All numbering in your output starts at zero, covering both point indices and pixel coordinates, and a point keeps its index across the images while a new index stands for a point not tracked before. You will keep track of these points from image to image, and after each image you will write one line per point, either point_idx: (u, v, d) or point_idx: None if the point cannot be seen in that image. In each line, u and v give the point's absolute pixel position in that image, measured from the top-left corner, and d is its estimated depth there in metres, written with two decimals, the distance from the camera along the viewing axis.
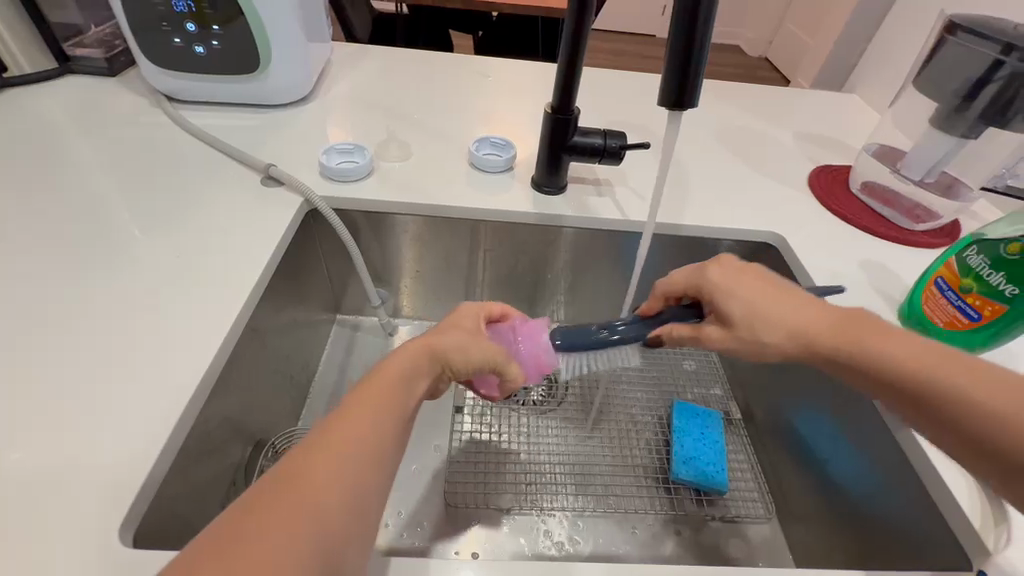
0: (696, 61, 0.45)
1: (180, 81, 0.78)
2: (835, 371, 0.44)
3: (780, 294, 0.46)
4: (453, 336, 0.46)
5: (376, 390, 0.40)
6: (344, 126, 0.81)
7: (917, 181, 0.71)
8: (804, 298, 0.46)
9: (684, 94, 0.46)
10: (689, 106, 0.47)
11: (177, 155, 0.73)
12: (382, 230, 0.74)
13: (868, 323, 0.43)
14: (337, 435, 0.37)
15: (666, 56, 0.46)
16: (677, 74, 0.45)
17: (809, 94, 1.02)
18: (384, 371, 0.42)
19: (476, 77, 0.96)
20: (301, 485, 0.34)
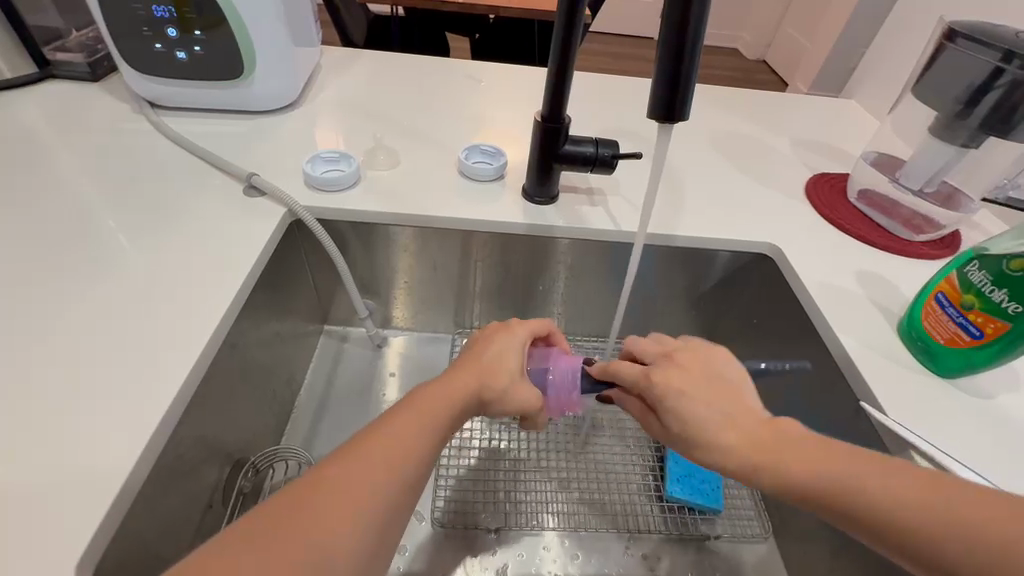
0: (687, 72, 0.43)
1: (164, 87, 0.76)
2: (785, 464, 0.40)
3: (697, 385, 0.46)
4: (499, 382, 0.47)
5: (406, 414, 0.41)
6: (331, 133, 0.79)
7: (917, 190, 0.70)
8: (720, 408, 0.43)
9: (675, 104, 0.44)
10: (680, 119, 0.45)
11: (157, 162, 0.71)
12: (368, 241, 0.72)
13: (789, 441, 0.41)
14: (359, 465, 0.37)
15: (656, 67, 0.44)
16: (667, 86, 0.44)
17: (806, 100, 1.01)
18: (427, 395, 0.43)
19: (468, 83, 0.94)
20: (320, 502, 0.34)
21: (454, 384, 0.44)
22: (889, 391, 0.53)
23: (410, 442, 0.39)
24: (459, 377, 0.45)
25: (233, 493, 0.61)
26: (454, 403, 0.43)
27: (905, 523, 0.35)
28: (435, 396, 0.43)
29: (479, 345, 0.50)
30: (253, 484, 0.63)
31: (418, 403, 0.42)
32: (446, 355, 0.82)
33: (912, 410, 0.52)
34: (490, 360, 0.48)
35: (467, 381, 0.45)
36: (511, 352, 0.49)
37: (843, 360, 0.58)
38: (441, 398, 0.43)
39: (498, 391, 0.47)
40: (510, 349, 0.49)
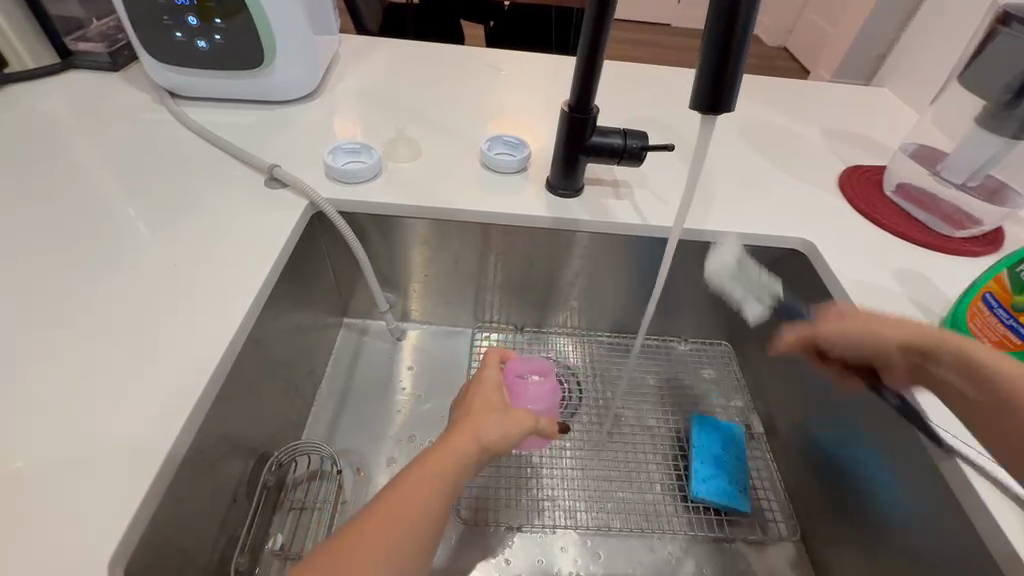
0: (734, 60, 0.41)
1: (183, 77, 0.75)
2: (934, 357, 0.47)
3: (895, 322, 0.49)
4: (495, 425, 0.47)
5: (419, 470, 0.43)
6: (350, 123, 0.78)
7: (959, 184, 0.67)
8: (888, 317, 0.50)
9: (720, 95, 0.42)
10: (725, 110, 0.43)
11: (178, 153, 0.71)
12: (389, 234, 0.71)
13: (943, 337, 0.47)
14: (384, 523, 0.39)
15: (699, 56, 0.42)
16: (712, 75, 0.41)
17: (838, 88, 0.97)
18: (443, 450, 0.44)
19: (488, 71, 0.92)
20: (366, 537, 0.38)
21: (465, 438, 0.45)
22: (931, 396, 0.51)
23: (431, 491, 0.41)
24: (457, 436, 0.45)
25: (258, 486, 0.61)
26: (463, 456, 0.44)
27: None
28: (447, 453, 0.44)
29: (468, 400, 0.50)
30: (276, 478, 0.64)
31: (437, 454, 0.43)
32: (464, 348, 0.82)
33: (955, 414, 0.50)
34: (485, 416, 0.48)
35: (465, 435, 0.45)
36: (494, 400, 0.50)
37: None
38: (453, 452, 0.44)
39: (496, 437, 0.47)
40: (490, 394, 0.50)
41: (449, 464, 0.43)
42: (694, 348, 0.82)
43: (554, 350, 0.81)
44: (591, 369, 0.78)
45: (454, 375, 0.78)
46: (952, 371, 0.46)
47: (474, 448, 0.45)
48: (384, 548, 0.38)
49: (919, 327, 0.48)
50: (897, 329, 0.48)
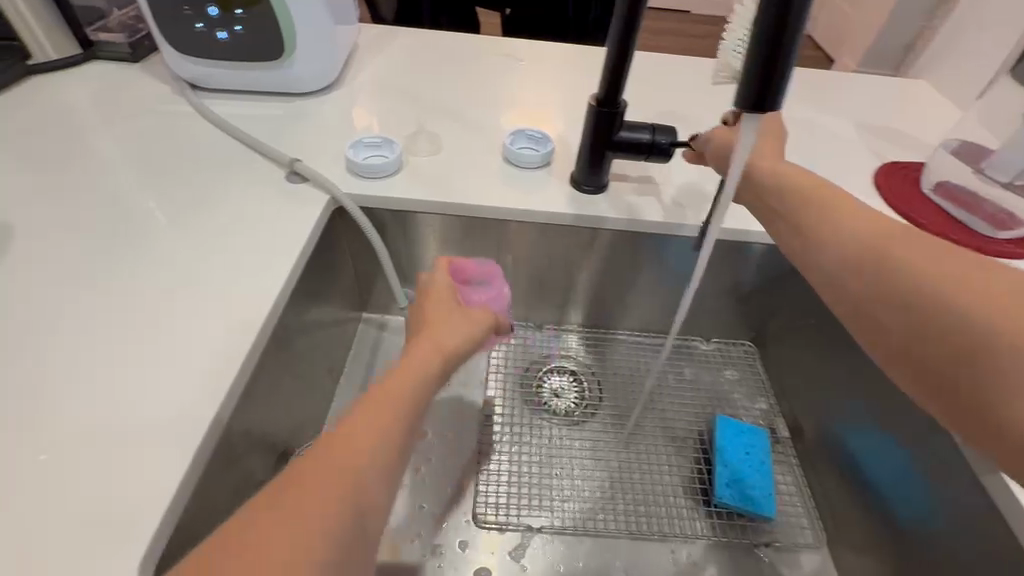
0: (787, 53, 0.38)
1: (204, 68, 0.74)
2: (831, 223, 0.46)
3: (800, 175, 0.51)
4: (452, 331, 0.48)
5: (362, 411, 0.39)
6: (370, 117, 0.77)
7: (1006, 183, 0.65)
8: (812, 179, 0.50)
9: (767, 92, 0.40)
10: (771, 108, 0.41)
11: (198, 146, 0.70)
12: (409, 229, 0.70)
13: (863, 213, 0.45)
14: (341, 448, 0.36)
15: (747, 50, 0.40)
16: (761, 69, 0.39)
17: (874, 80, 0.93)
18: (392, 380, 0.42)
19: (509, 62, 0.90)
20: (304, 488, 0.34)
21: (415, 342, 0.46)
22: None
23: (382, 442, 0.37)
24: (415, 353, 0.45)
25: None
26: (431, 365, 0.44)
27: (948, 303, 0.37)
28: (397, 385, 0.41)
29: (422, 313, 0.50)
30: None
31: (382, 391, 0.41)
32: None
33: None
34: (436, 321, 0.49)
35: (424, 348, 0.46)
36: (446, 311, 0.50)
37: None
38: (409, 376, 0.42)
39: (453, 347, 0.47)
40: (444, 303, 0.51)
41: (406, 385, 0.42)
42: (716, 349, 0.79)
43: (573, 349, 0.79)
44: (611, 369, 0.77)
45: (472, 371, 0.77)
46: (848, 245, 0.44)
47: (435, 356, 0.45)
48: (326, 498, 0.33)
49: (832, 194, 0.48)
50: (794, 176, 0.51)
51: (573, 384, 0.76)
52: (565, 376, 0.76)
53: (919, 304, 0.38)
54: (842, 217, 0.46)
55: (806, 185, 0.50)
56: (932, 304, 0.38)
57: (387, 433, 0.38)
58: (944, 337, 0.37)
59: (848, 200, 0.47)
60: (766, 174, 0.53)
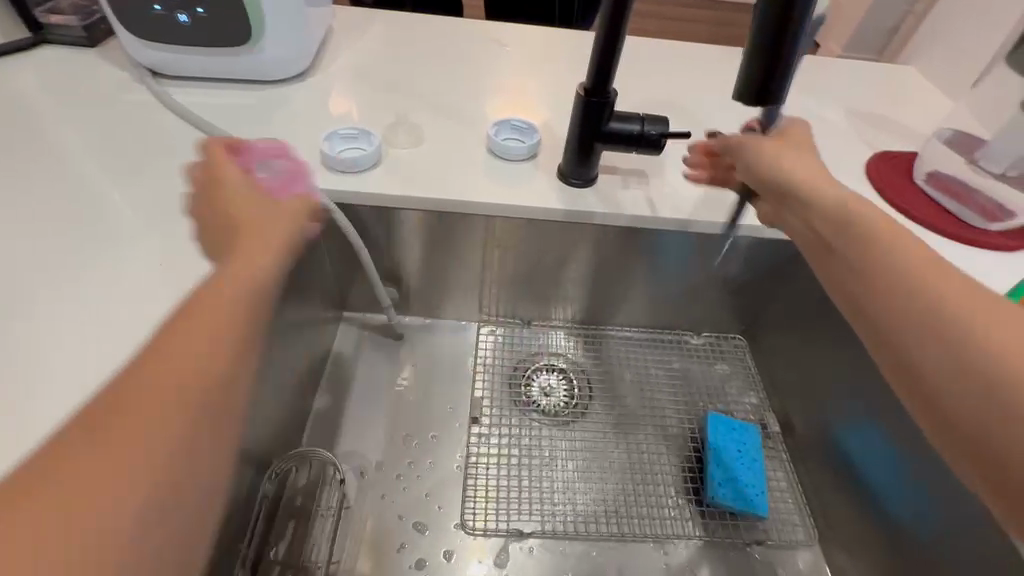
0: (792, 39, 0.38)
1: (165, 54, 0.69)
2: (854, 234, 0.41)
3: (810, 166, 0.47)
4: (267, 222, 0.38)
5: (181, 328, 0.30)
6: (346, 106, 0.73)
7: (998, 174, 0.63)
8: (836, 184, 0.45)
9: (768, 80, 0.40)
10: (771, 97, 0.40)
11: (160, 138, 0.65)
12: (390, 226, 0.67)
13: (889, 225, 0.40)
14: (144, 395, 0.27)
15: (748, 36, 0.39)
16: (765, 54, 0.39)
17: (864, 67, 0.91)
18: (210, 292, 0.32)
19: (492, 47, 0.86)
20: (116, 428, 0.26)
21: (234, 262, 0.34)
22: None
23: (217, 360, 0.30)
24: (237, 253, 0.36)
25: (258, 497, 0.59)
26: (265, 262, 0.35)
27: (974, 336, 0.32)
28: (219, 292, 0.32)
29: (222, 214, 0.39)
30: (275, 487, 0.61)
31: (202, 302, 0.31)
32: (466, 344, 0.77)
33: None
34: (259, 229, 0.38)
35: (242, 246, 0.36)
36: (240, 198, 0.40)
37: None
38: (240, 277, 0.34)
39: (276, 236, 0.38)
40: (242, 195, 0.40)
41: (232, 290, 0.32)
42: (706, 343, 0.78)
43: (562, 346, 0.77)
44: (601, 366, 0.75)
45: (459, 371, 0.75)
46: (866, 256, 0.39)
47: (265, 251, 0.36)
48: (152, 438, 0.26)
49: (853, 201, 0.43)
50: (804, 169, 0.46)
51: (563, 381, 0.74)
52: (554, 374, 0.74)
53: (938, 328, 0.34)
54: (865, 225, 0.40)
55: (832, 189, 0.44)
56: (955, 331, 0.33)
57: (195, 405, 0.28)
58: (968, 371, 0.32)
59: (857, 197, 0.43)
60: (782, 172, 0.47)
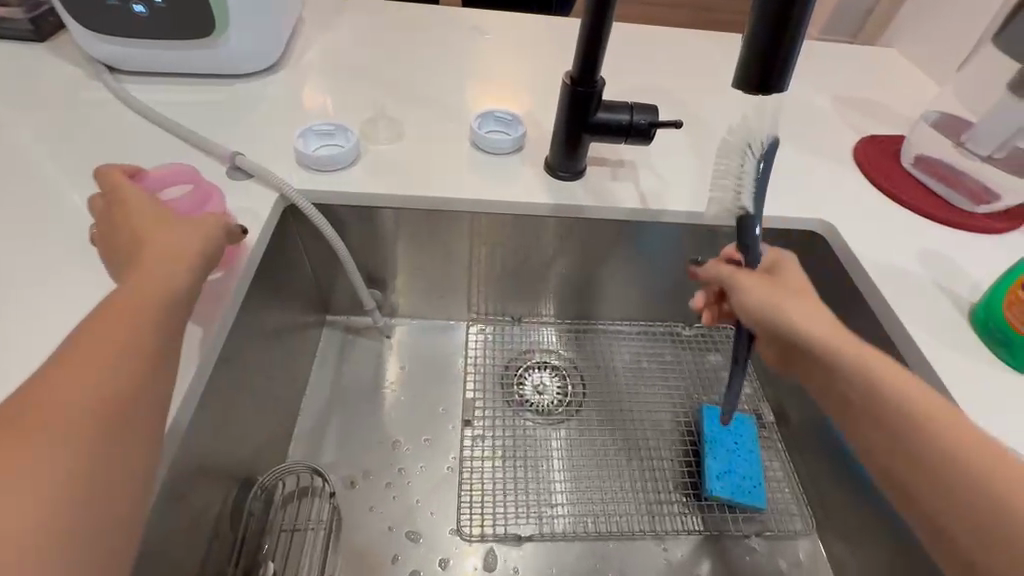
0: (795, 23, 0.36)
1: (123, 49, 0.65)
2: (852, 370, 0.40)
3: (813, 311, 0.44)
4: (180, 232, 0.40)
5: (93, 332, 0.33)
6: (320, 100, 0.69)
7: (984, 156, 0.63)
8: (825, 313, 0.44)
9: (769, 69, 0.38)
10: (773, 86, 0.38)
11: (120, 137, 0.61)
12: (372, 226, 0.64)
13: (885, 362, 0.40)
14: (66, 387, 0.30)
15: (748, 22, 0.38)
16: (766, 40, 0.37)
17: (846, 51, 0.91)
18: (122, 302, 0.35)
19: (471, 36, 0.83)
20: (38, 416, 0.29)
21: (137, 274, 0.37)
22: (973, 395, 0.48)
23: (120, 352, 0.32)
24: (148, 263, 0.37)
25: (243, 516, 0.56)
26: (180, 274, 0.38)
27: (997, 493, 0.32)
28: (128, 304, 0.35)
29: (127, 228, 0.40)
30: (262, 504, 0.58)
31: (110, 313, 0.34)
32: (454, 344, 0.75)
33: (990, 410, 0.47)
34: (161, 240, 0.39)
35: (157, 259, 0.38)
36: (145, 207, 0.42)
37: (911, 357, 0.52)
38: (148, 290, 0.36)
39: (199, 248, 0.40)
40: (143, 205, 0.42)
41: (142, 301, 0.35)
42: (699, 333, 0.77)
43: (554, 342, 0.76)
44: (594, 362, 0.74)
45: (449, 371, 0.73)
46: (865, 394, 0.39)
47: (178, 262, 0.38)
48: (74, 419, 0.29)
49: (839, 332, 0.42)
50: (813, 319, 0.42)
51: (555, 377, 0.72)
52: (546, 370, 0.73)
53: (955, 476, 0.34)
54: (861, 361, 0.40)
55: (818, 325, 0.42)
56: (976, 481, 0.33)
57: (112, 402, 0.31)
58: (987, 525, 0.32)
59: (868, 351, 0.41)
60: (768, 309, 0.44)
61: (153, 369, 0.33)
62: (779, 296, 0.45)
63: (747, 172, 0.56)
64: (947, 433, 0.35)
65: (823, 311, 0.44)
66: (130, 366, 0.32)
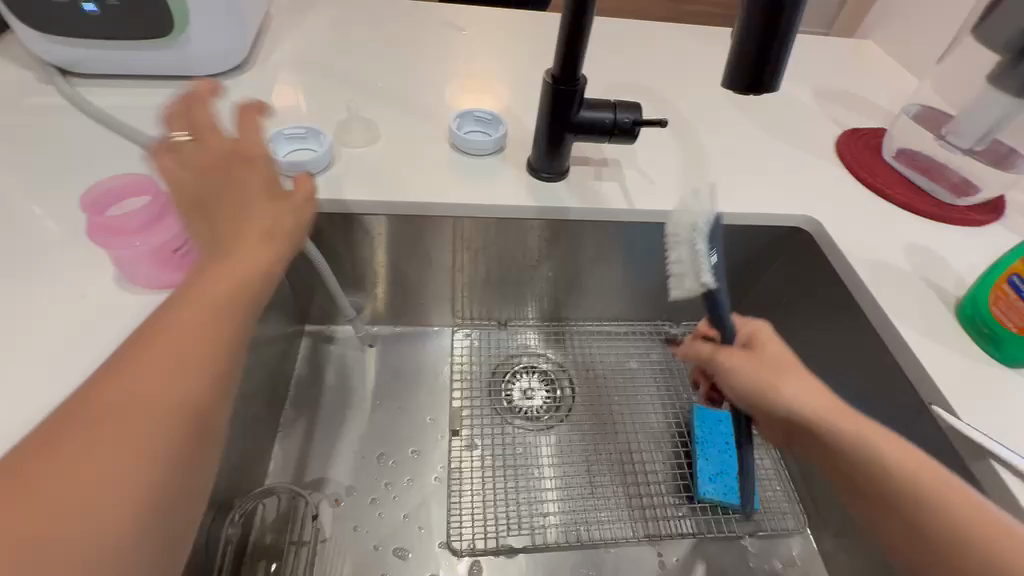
0: (787, 20, 0.35)
1: (75, 51, 0.61)
2: (850, 450, 0.38)
3: (805, 384, 0.42)
4: (260, 210, 0.39)
5: (182, 307, 0.34)
6: (291, 102, 0.66)
7: (966, 149, 0.63)
8: (816, 384, 0.42)
9: (761, 68, 0.37)
10: (765, 86, 0.37)
11: (75, 146, 0.57)
12: (350, 233, 0.61)
13: (883, 437, 0.38)
14: (155, 363, 0.31)
15: (737, 20, 0.36)
16: (757, 38, 0.36)
17: (827, 42, 0.91)
18: (205, 285, 0.35)
19: (447, 32, 0.81)
20: (132, 389, 0.30)
21: (218, 266, 0.36)
22: (961, 390, 0.48)
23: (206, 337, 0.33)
24: (233, 245, 0.37)
25: (220, 542, 0.53)
26: (261, 259, 0.37)
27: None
28: (211, 287, 0.35)
29: (195, 201, 0.38)
30: (240, 530, 0.55)
31: (197, 292, 0.34)
32: (439, 351, 0.73)
33: (978, 404, 0.47)
34: (247, 220, 0.38)
35: (242, 242, 0.37)
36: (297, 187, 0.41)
37: (900, 353, 0.52)
38: (231, 271, 0.36)
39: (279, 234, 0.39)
40: (265, 179, 0.40)
41: (224, 282, 0.35)
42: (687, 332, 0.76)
43: (542, 345, 0.74)
44: (583, 364, 0.72)
45: (435, 379, 0.71)
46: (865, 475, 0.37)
47: (262, 246, 0.38)
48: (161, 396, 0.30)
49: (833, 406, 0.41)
50: (803, 392, 0.41)
51: (543, 382, 0.71)
52: (534, 375, 0.71)
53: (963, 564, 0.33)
54: (858, 438, 0.38)
55: (808, 400, 0.41)
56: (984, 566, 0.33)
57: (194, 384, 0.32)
58: None
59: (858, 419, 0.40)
60: (755, 391, 0.44)
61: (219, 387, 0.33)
62: (765, 371, 0.44)
63: (676, 238, 0.48)
64: (952, 501, 0.35)
65: (814, 382, 0.43)
66: (201, 383, 0.32)
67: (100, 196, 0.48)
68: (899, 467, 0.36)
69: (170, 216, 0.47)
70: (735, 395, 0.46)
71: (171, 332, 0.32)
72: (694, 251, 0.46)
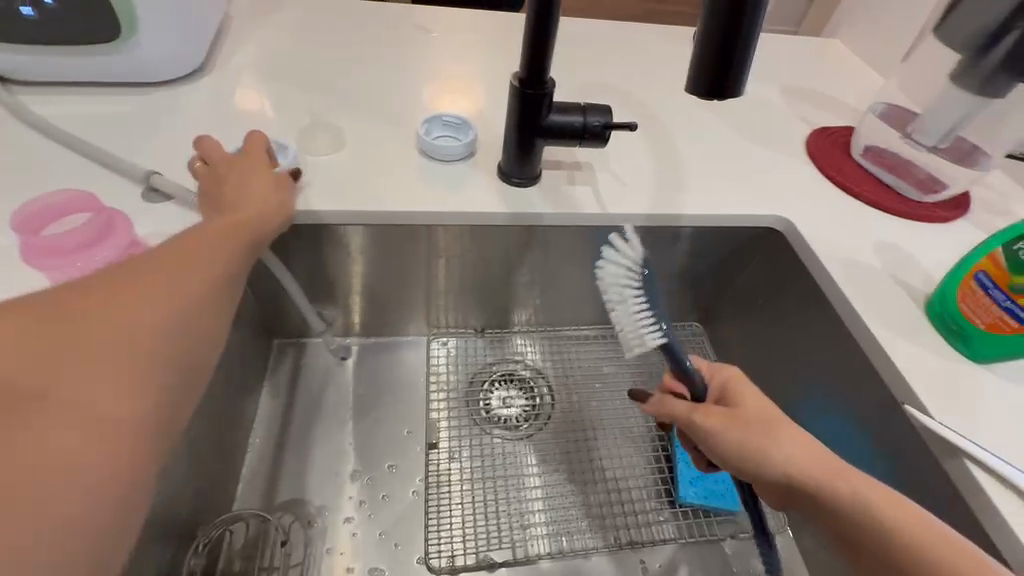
0: (749, 24, 0.34)
1: (15, 57, 0.57)
2: (840, 509, 0.36)
3: (790, 439, 0.40)
4: (253, 181, 0.48)
5: (186, 242, 0.40)
6: (251, 108, 0.64)
7: (930, 147, 0.64)
8: (803, 439, 0.40)
9: (726, 73, 0.36)
10: (730, 92, 0.37)
11: (18, 157, 0.54)
12: (318, 243, 0.59)
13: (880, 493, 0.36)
14: (159, 277, 0.37)
15: (699, 25, 0.36)
16: (720, 42, 0.35)
17: (795, 42, 0.91)
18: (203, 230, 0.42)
19: (415, 34, 0.79)
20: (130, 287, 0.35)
21: (224, 216, 0.44)
22: (931, 387, 0.48)
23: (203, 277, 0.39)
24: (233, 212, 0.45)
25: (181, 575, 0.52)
26: (263, 225, 0.46)
27: None
28: (208, 233, 0.41)
29: (215, 184, 0.48)
30: (205, 560, 0.54)
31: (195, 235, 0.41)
32: (415, 361, 0.71)
33: (949, 400, 0.48)
34: (249, 194, 0.47)
35: (244, 211, 0.45)
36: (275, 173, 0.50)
37: (873, 352, 0.52)
38: (230, 227, 0.43)
39: (273, 203, 0.48)
40: (258, 166, 0.50)
41: (225, 228, 0.43)
42: None
43: (519, 352, 0.72)
44: (562, 370, 0.71)
45: (411, 390, 0.69)
46: (864, 533, 0.35)
47: (262, 214, 0.46)
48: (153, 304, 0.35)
49: (822, 461, 0.39)
50: (791, 450, 0.39)
51: (521, 390, 0.70)
52: (512, 384, 0.70)
53: None
54: (854, 497, 0.36)
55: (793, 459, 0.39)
56: None
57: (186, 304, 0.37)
58: None
59: (845, 470, 0.38)
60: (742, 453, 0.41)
61: (213, 305, 0.38)
62: (748, 428, 0.42)
63: (614, 292, 0.48)
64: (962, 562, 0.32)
65: (800, 436, 0.41)
66: (201, 302, 0.38)
67: (36, 214, 0.49)
68: (888, 515, 0.35)
69: (112, 232, 0.48)
70: (720, 460, 0.43)
71: (172, 261, 0.38)
72: (636, 307, 0.48)
